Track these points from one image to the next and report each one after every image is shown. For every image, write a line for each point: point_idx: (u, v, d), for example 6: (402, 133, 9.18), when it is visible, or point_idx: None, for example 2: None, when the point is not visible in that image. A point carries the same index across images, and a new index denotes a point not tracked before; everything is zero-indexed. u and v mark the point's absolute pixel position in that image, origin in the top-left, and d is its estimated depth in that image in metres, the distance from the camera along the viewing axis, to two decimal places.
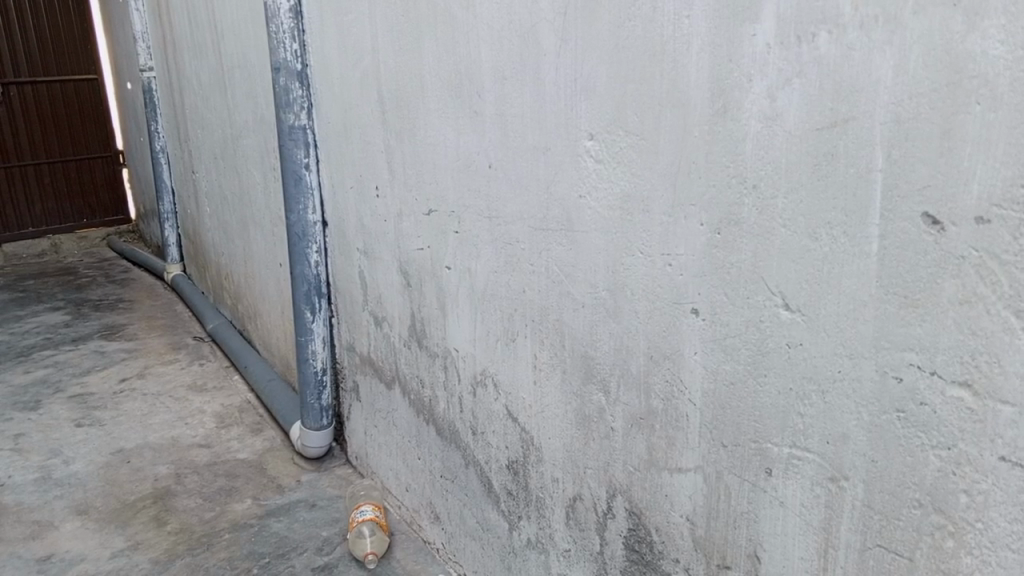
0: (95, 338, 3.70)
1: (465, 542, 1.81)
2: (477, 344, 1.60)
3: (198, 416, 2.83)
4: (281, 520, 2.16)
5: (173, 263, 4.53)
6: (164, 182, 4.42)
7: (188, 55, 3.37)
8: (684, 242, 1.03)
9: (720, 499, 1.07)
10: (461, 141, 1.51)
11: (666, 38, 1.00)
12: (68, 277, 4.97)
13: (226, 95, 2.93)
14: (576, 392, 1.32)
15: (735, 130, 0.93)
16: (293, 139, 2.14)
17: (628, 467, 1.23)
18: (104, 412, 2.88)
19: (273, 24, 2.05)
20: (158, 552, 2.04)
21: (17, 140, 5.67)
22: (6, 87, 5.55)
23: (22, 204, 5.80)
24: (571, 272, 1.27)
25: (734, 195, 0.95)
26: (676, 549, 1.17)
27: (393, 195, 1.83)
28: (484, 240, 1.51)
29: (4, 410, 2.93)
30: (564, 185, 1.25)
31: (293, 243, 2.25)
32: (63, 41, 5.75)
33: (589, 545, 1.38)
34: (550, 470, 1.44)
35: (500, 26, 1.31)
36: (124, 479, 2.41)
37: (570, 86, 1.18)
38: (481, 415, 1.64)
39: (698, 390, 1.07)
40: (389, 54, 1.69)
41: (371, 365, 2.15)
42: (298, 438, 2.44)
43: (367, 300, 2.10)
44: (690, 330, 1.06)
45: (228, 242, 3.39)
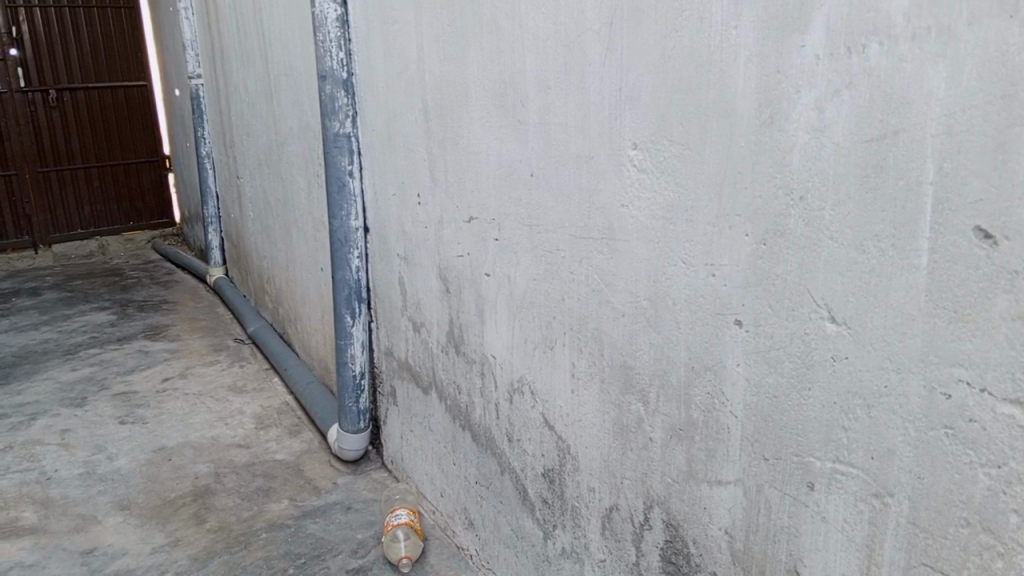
0: (139, 338, 3.78)
1: (500, 548, 1.81)
2: (515, 352, 1.61)
3: (237, 416, 2.87)
4: (317, 521, 2.18)
5: (215, 267, 4.61)
6: (209, 186, 4.51)
7: (235, 63, 3.45)
8: (728, 252, 1.03)
9: (760, 512, 1.06)
10: (504, 149, 1.52)
11: (713, 49, 1.00)
12: (114, 278, 5.09)
13: (272, 101, 2.99)
14: (614, 401, 1.32)
15: (781, 141, 0.93)
16: (337, 146, 2.18)
17: (667, 478, 1.23)
18: (147, 411, 2.94)
19: (320, 33, 2.10)
20: (197, 549, 2.07)
21: (69, 145, 5.86)
22: (60, 94, 5.74)
23: (72, 206, 5.98)
24: (611, 280, 1.27)
25: (781, 206, 0.94)
26: (713, 562, 1.16)
27: (434, 202, 1.85)
28: (524, 248, 1.52)
29: (51, 405, 3.02)
30: (605, 194, 1.25)
31: (335, 248, 2.28)
32: (115, 49, 5.91)
33: (625, 555, 1.37)
34: (587, 479, 1.44)
35: (545, 36, 1.32)
36: (165, 477, 2.46)
37: (615, 96, 1.19)
38: (518, 422, 1.65)
39: (740, 402, 1.06)
40: (433, 63, 1.72)
41: (408, 370, 2.17)
42: (335, 441, 2.47)
43: (406, 306, 2.12)
44: (732, 342, 1.05)
45: (270, 246, 3.45)
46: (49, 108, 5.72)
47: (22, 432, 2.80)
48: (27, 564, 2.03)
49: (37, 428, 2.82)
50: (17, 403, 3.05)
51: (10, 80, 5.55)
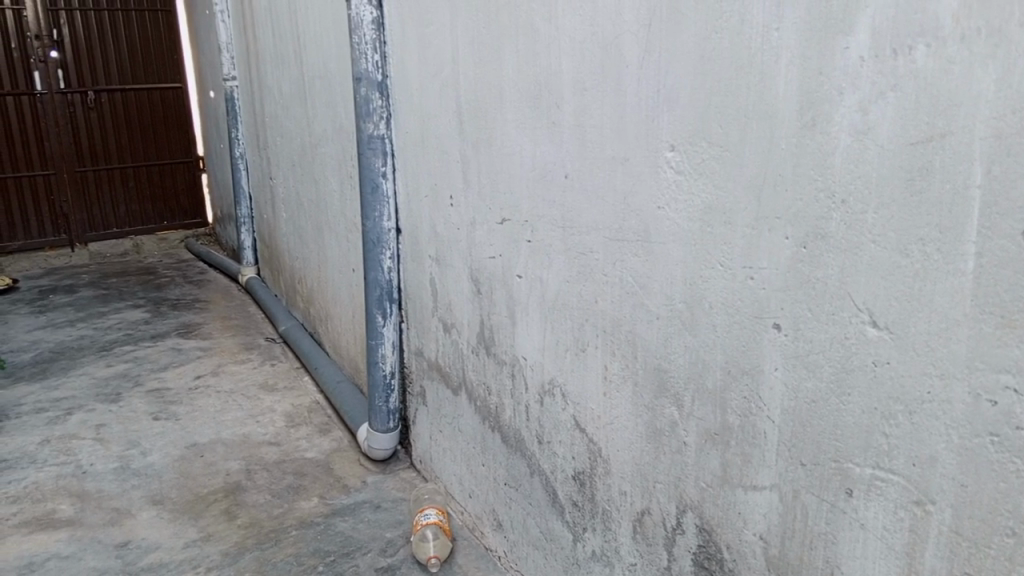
0: (172, 335, 3.84)
1: (528, 550, 1.81)
2: (547, 354, 1.61)
3: (268, 414, 2.91)
4: (347, 520, 2.19)
5: (247, 266, 4.66)
6: (242, 187, 4.56)
7: (270, 65, 3.49)
8: (768, 255, 1.02)
9: (796, 518, 1.05)
10: (538, 151, 1.52)
11: (754, 50, 0.99)
12: (148, 277, 5.17)
13: (306, 103, 3.02)
14: (647, 405, 1.32)
15: (823, 143, 0.92)
16: (371, 148, 2.20)
17: (701, 482, 1.22)
18: (180, 407, 2.99)
19: (356, 35, 2.12)
20: (228, 545, 2.09)
21: (106, 145, 5.97)
22: (97, 95, 5.85)
23: (108, 206, 6.09)
24: (645, 283, 1.27)
25: (822, 209, 0.93)
26: (747, 567, 1.15)
27: (467, 203, 1.86)
28: (557, 249, 1.52)
29: (87, 400, 3.07)
30: (641, 197, 1.25)
31: (367, 248, 2.29)
32: (151, 51, 6.01)
33: (656, 559, 1.37)
34: (619, 482, 1.44)
35: (582, 38, 1.33)
36: (198, 473, 2.49)
37: (652, 97, 1.18)
38: (549, 424, 1.64)
39: (777, 407, 1.05)
40: (468, 65, 1.73)
41: (438, 370, 2.18)
42: (364, 440, 2.49)
43: (437, 307, 2.13)
44: (769, 345, 1.04)
45: (302, 246, 3.49)
46: (87, 109, 5.83)
47: (58, 426, 2.85)
48: (63, 556, 2.07)
49: (74, 422, 2.88)
50: (54, 398, 3.11)
51: (50, 82, 5.66)
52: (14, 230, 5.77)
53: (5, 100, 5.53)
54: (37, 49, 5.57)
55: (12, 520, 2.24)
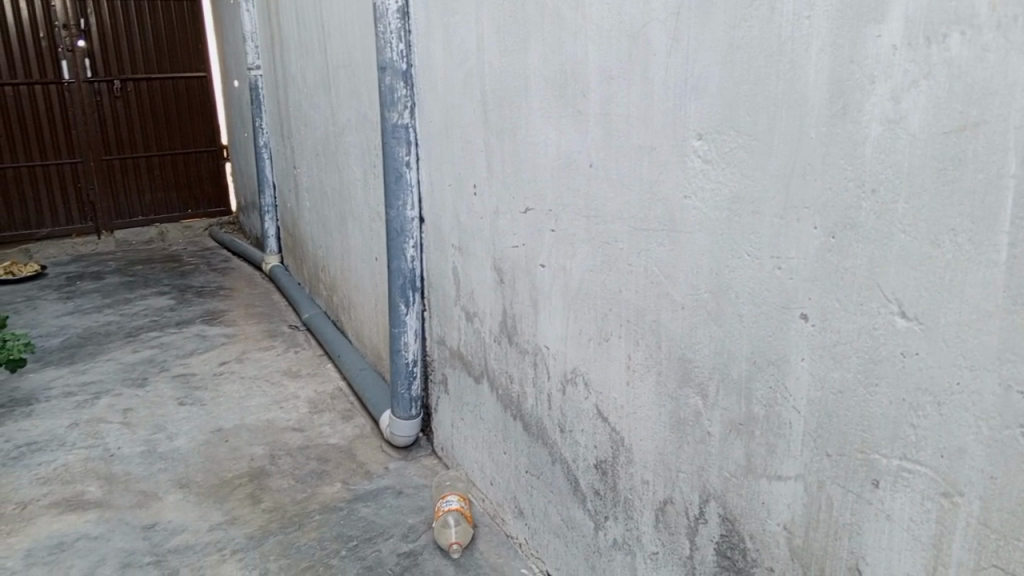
0: (197, 322, 3.88)
1: (550, 538, 1.82)
2: (569, 343, 1.61)
3: (292, 400, 2.94)
4: (369, 505, 2.21)
5: (271, 254, 4.70)
6: (266, 176, 4.59)
7: (294, 55, 3.51)
8: (795, 245, 1.02)
9: (821, 508, 1.05)
10: (563, 141, 1.52)
11: (784, 39, 0.99)
12: (173, 264, 5.23)
13: (330, 92, 3.04)
14: (671, 395, 1.32)
15: (854, 132, 0.91)
16: (395, 137, 2.21)
17: (724, 473, 1.22)
18: (205, 393, 3.03)
19: (381, 25, 2.13)
20: (253, 528, 2.12)
21: (132, 133, 6.04)
22: (124, 84, 5.91)
23: (134, 194, 6.16)
24: (671, 273, 1.27)
25: (851, 198, 0.93)
26: (770, 557, 1.15)
27: (490, 193, 1.86)
28: (581, 239, 1.52)
29: (114, 385, 3.12)
30: (667, 186, 1.25)
31: (391, 237, 2.31)
32: (177, 40, 6.06)
33: (678, 548, 1.37)
34: (641, 471, 1.44)
35: (608, 27, 1.32)
36: (223, 457, 2.52)
37: (680, 85, 1.18)
38: (571, 413, 1.65)
39: (803, 397, 1.05)
40: (493, 54, 1.73)
41: (461, 359, 2.19)
42: (387, 427, 2.51)
43: (459, 296, 2.14)
44: (796, 335, 1.04)
45: (325, 235, 3.51)
46: (114, 98, 5.90)
47: (87, 409, 2.90)
48: (92, 536, 2.11)
49: (102, 406, 2.93)
50: (82, 382, 3.16)
51: (77, 70, 5.73)
52: (42, 217, 5.87)
53: (34, 89, 5.61)
54: (65, 39, 5.64)
55: (42, 501, 2.29)
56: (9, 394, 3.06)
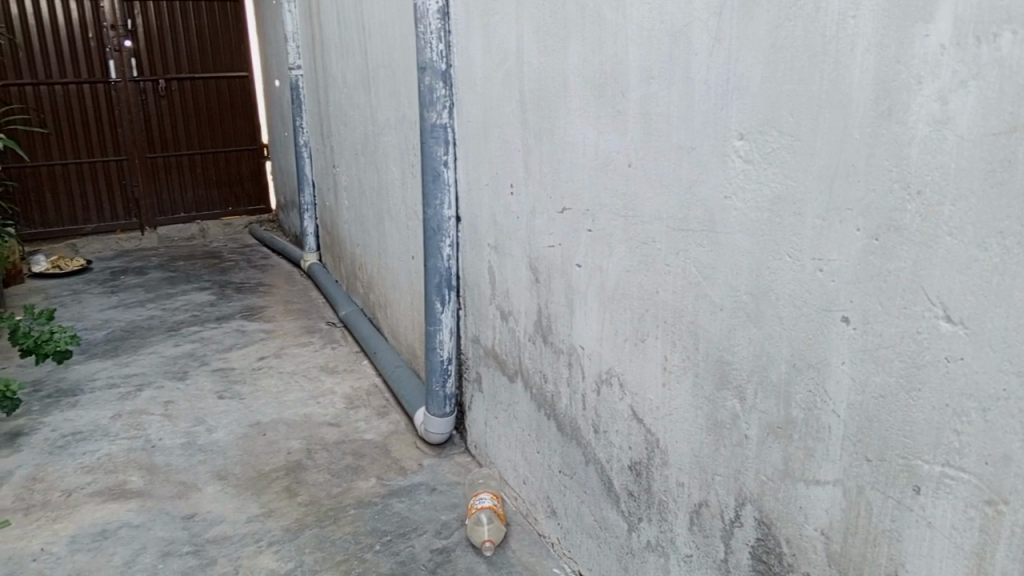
0: (237, 318, 3.95)
1: (582, 538, 1.82)
2: (605, 343, 1.61)
3: (329, 396, 2.97)
4: (403, 501, 2.23)
5: (310, 252, 4.76)
6: (306, 174, 4.65)
7: (335, 55, 3.55)
8: (838, 247, 1.01)
9: (860, 514, 1.03)
10: (602, 141, 1.52)
11: (829, 38, 0.98)
12: (213, 261, 5.32)
13: (369, 92, 3.07)
14: (708, 397, 1.31)
15: (899, 133, 0.90)
16: (434, 136, 2.22)
17: (761, 476, 1.21)
18: (243, 387, 3.08)
19: (421, 25, 2.15)
20: (289, 521, 2.16)
21: (175, 132, 6.16)
22: (168, 83, 6.03)
23: (177, 191, 6.28)
24: (710, 273, 1.26)
25: (896, 200, 0.92)
26: (806, 562, 1.14)
27: (528, 192, 1.86)
28: (618, 239, 1.52)
29: (156, 378, 3.19)
30: (707, 186, 1.24)
31: (428, 236, 2.32)
32: (220, 41, 6.16)
33: (712, 551, 1.36)
34: (676, 473, 1.43)
35: (649, 26, 1.32)
36: (261, 450, 2.56)
37: (722, 85, 1.17)
38: (605, 414, 1.65)
39: (844, 401, 1.03)
40: (533, 55, 1.73)
41: (495, 358, 2.20)
42: (421, 424, 2.53)
43: (495, 295, 2.15)
44: (838, 338, 1.03)
45: (363, 233, 3.55)
46: (158, 97, 6.03)
47: (130, 401, 2.97)
48: (134, 525, 2.16)
49: (144, 398, 3.00)
50: (126, 374, 3.24)
51: (123, 70, 5.87)
52: (88, 213, 6.01)
53: (82, 88, 5.78)
54: (113, 39, 5.79)
55: (86, 489, 2.35)
56: (56, 385, 3.14)
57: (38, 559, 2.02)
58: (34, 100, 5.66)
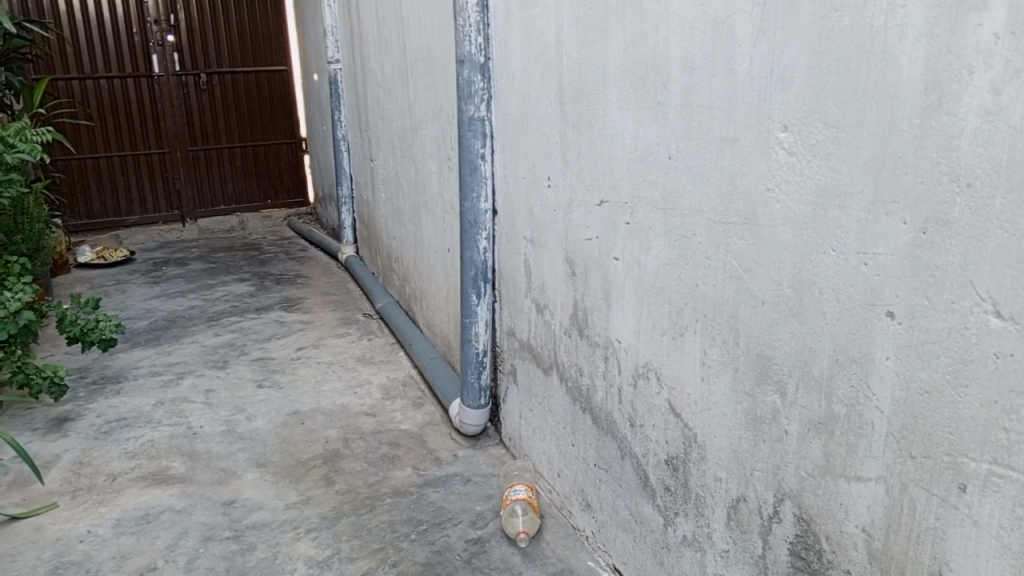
0: (275, 308, 4.01)
1: (617, 532, 1.82)
2: (642, 337, 1.61)
3: (365, 386, 3.01)
4: (438, 491, 2.25)
5: (347, 245, 4.80)
6: (344, 167, 4.70)
7: (374, 49, 3.58)
8: (884, 241, 0.99)
9: (903, 512, 1.02)
10: (642, 133, 1.51)
11: (877, 28, 0.96)
12: (252, 253, 5.40)
13: (408, 86, 3.08)
14: (748, 392, 1.30)
15: (949, 125, 0.88)
16: (471, 129, 2.23)
17: (801, 472, 1.20)
18: (282, 376, 3.13)
19: (461, 18, 2.15)
20: (327, 508, 2.19)
21: (216, 125, 6.25)
22: (209, 77, 6.13)
23: (217, 184, 6.38)
24: (752, 267, 1.25)
25: (945, 193, 0.90)
26: (847, 560, 1.13)
27: (566, 185, 1.86)
28: (657, 232, 1.51)
29: (197, 366, 3.26)
30: (750, 178, 1.23)
31: (465, 228, 2.33)
32: (260, 35, 6.23)
33: (750, 547, 1.35)
34: (713, 468, 1.42)
35: (691, 17, 1.31)
36: (299, 439, 2.60)
37: (765, 77, 1.16)
38: (642, 408, 1.64)
39: (887, 397, 1.02)
40: (572, 47, 1.73)
41: (531, 350, 2.20)
42: (456, 416, 2.55)
43: (531, 288, 2.15)
44: (882, 334, 1.01)
45: (400, 226, 3.57)
46: (200, 91, 6.13)
47: (171, 389, 3.03)
48: (176, 510, 2.21)
49: (185, 386, 3.06)
50: (168, 362, 3.31)
51: (166, 64, 5.98)
52: (132, 205, 6.15)
53: (126, 82, 5.92)
54: (156, 33, 5.90)
55: (130, 474, 2.41)
56: (101, 372, 3.23)
57: (84, 540, 2.07)
58: (80, 93, 5.82)
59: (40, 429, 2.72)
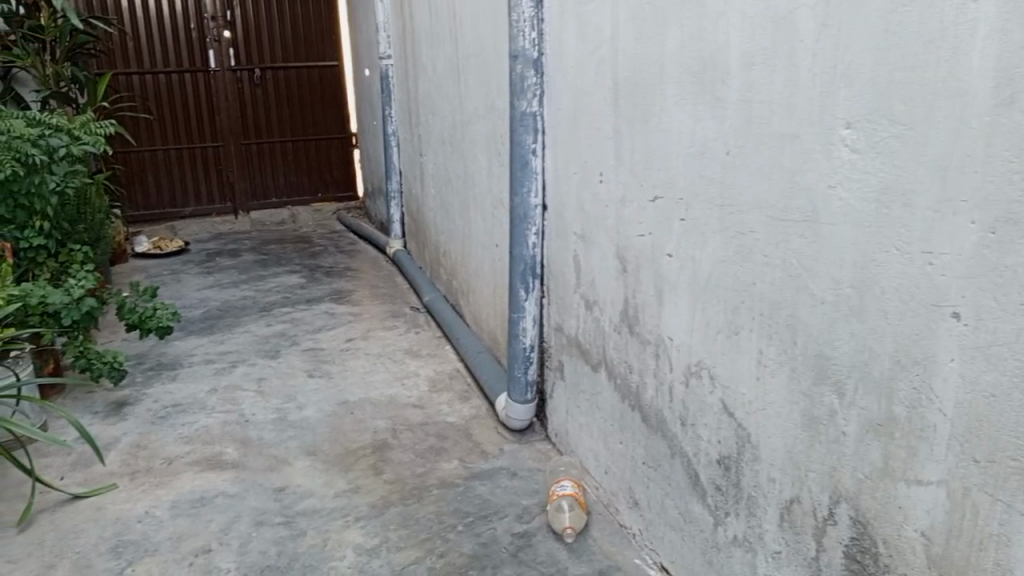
0: (326, 300, 4.07)
1: (665, 530, 1.82)
2: (694, 336, 1.60)
3: (413, 378, 3.04)
4: (485, 484, 2.27)
5: (396, 239, 4.85)
6: (393, 162, 4.74)
7: (426, 45, 3.61)
8: (950, 240, 0.97)
9: (965, 517, 1.00)
10: (698, 128, 1.50)
11: (947, 24, 0.94)
12: (302, 246, 5.49)
13: (459, 82, 3.10)
14: (804, 392, 1.29)
15: (1022, 122, 0.86)
16: (523, 125, 2.24)
17: (859, 474, 1.18)
18: (332, 367, 3.18)
19: (515, 14, 2.16)
20: (375, 497, 2.22)
21: (269, 120, 6.37)
22: (263, 72, 6.24)
23: (269, 177, 6.49)
24: (811, 265, 1.23)
25: (1016, 192, 0.88)
26: (904, 565, 1.11)
27: (619, 181, 1.86)
28: (712, 230, 1.50)
29: (250, 355, 3.33)
30: (810, 175, 1.21)
31: (515, 223, 2.34)
32: (313, 31, 6.32)
33: (803, 549, 1.34)
34: (766, 469, 1.41)
35: (752, 13, 1.30)
36: (348, 428, 2.65)
37: (828, 73, 1.15)
38: (694, 406, 1.63)
39: (951, 400, 1.00)
40: (628, 42, 1.73)
41: (579, 347, 2.21)
42: (503, 410, 2.57)
43: (580, 284, 2.15)
44: (947, 335, 1.00)
45: (449, 221, 3.60)
46: (254, 86, 6.25)
47: (225, 377, 3.11)
48: (230, 494, 2.26)
49: (238, 374, 3.13)
50: (221, 351, 3.39)
51: (222, 59, 6.12)
52: (187, 197, 6.30)
53: (184, 77, 6.07)
54: (212, 29, 6.04)
55: (186, 458, 2.48)
56: (158, 359, 3.32)
57: (142, 520, 2.14)
58: (139, 87, 5.99)
59: (100, 412, 2.81)
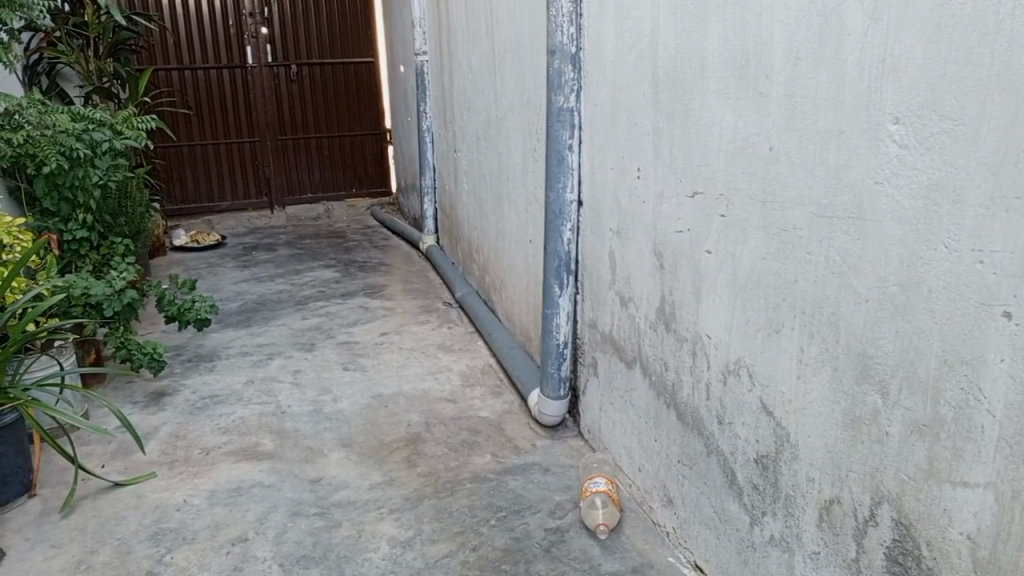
0: (359, 295, 4.11)
1: (699, 529, 1.81)
2: (733, 333, 1.59)
3: (445, 373, 3.06)
4: (518, 479, 2.28)
5: (429, 235, 4.87)
6: (427, 158, 4.76)
7: (461, 41, 3.61)
8: (1003, 238, 0.95)
9: (1013, 520, 0.98)
10: (740, 123, 1.49)
11: (1002, 17, 0.92)
12: (336, 241, 5.54)
13: (495, 77, 3.11)
14: (846, 391, 1.27)
15: None
16: (560, 120, 2.24)
17: (902, 474, 1.16)
18: (366, 360, 3.20)
19: (554, 8, 2.15)
20: (409, 490, 2.24)
21: (305, 116, 6.43)
22: (299, 69, 6.30)
23: (305, 172, 6.56)
24: (856, 263, 1.22)
25: None
26: (949, 568, 1.09)
27: (657, 177, 1.85)
28: (754, 227, 1.49)
29: (285, 348, 3.37)
30: (857, 171, 1.19)
31: (550, 218, 2.34)
32: (349, 27, 6.36)
33: (842, 550, 1.33)
34: (805, 468, 1.40)
35: (798, 7, 1.28)
36: (381, 421, 2.67)
37: (876, 67, 1.13)
38: (731, 404, 1.62)
39: (1000, 401, 0.98)
40: (669, 36, 1.71)
41: (613, 343, 2.20)
42: (535, 405, 2.57)
43: (615, 280, 2.15)
44: (997, 335, 0.97)
45: (482, 216, 3.60)
46: (290, 82, 6.32)
47: (261, 369, 3.15)
48: (266, 484, 2.29)
49: (274, 366, 3.17)
50: (257, 343, 3.43)
51: (260, 55, 6.20)
52: (223, 191, 6.39)
53: (222, 73, 6.16)
54: (250, 26, 6.12)
55: (223, 448, 2.52)
56: (195, 351, 3.37)
57: (181, 508, 2.18)
58: (178, 83, 6.09)
59: (140, 402, 2.86)
